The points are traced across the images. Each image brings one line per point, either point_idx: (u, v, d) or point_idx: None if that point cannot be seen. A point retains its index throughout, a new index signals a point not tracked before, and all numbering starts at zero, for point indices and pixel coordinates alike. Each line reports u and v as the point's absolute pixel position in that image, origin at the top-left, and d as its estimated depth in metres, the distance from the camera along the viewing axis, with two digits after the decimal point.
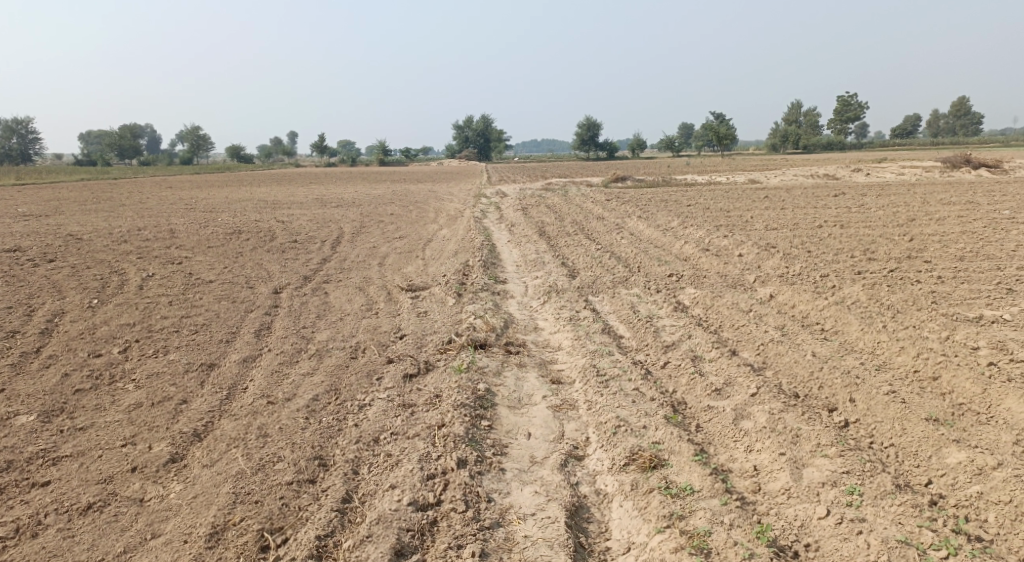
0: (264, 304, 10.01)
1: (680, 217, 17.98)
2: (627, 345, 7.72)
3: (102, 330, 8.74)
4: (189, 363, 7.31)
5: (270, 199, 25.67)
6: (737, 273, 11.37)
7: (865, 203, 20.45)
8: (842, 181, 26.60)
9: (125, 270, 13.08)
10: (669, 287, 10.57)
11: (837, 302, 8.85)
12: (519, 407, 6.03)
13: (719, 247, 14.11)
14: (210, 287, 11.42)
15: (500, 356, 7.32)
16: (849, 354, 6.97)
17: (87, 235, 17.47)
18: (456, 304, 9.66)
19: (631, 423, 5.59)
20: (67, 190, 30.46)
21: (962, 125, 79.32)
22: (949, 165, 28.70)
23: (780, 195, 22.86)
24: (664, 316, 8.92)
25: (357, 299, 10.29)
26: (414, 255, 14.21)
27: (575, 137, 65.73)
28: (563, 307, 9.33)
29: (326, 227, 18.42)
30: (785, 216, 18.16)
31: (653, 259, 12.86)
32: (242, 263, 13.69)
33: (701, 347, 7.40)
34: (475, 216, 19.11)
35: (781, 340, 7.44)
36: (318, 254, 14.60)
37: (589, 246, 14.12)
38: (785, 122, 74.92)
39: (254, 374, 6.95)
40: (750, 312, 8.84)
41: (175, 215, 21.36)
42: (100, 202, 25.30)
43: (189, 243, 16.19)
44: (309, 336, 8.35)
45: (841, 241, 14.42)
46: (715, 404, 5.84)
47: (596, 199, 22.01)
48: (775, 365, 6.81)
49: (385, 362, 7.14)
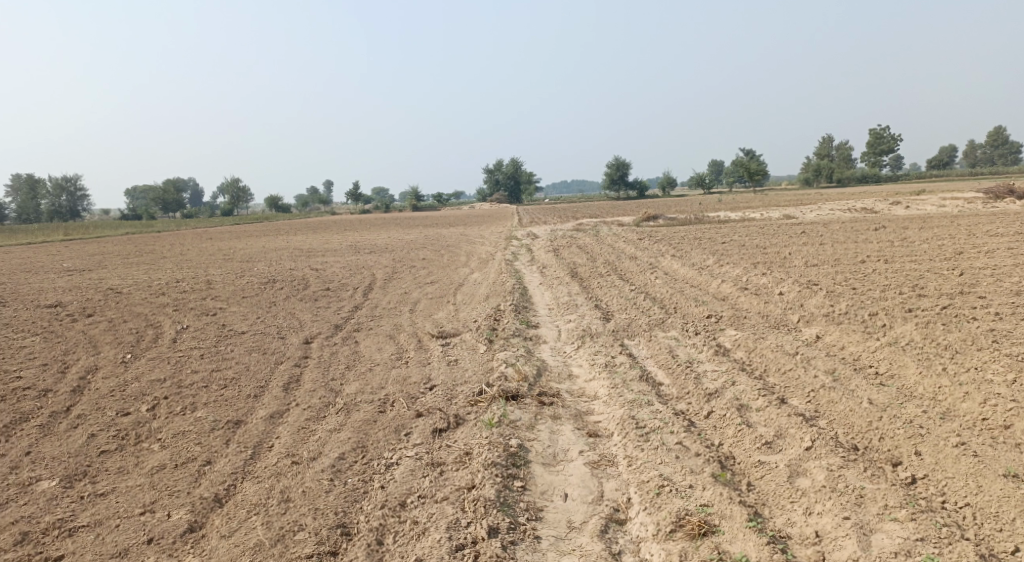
0: (294, 355, 9.81)
1: (717, 255, 17.57)
2: (667, 392, 7.33)
3: (131, 387, 8.57)
4: (215, 420, 7.08)
5: (304, 248, 25.82)
6: (779, 313, 10.94)
7: (907, 236, 19.85)
8: (881, 214, 25.99)
9: (159, 323, 13.04)
10: (708, 329, 10.17)
11: (890, 344, 8.39)
12: (554, 464, 5.67)
13: (758, 285, 13.67)
14: (241, 338, 11.27)
15: (533, 407, 6.97)
16: (908, 402, 6.51)
17: (125, 289, 17.59)
18: (488, 351, 9.37)
19: (676, 482, 5.20)
20: (110, 244, 31.07)
21: (1000, 154, 77.79)
22: (992, 196, 27.91)
23: (817, 230, 22.36)
24: (705, 360, 8.51)
25: (387, 348, 10.04)
26: (445, 300, 13.99)
27: (605, 177, 65.72)
28: (598, 352, 8.98)
29: (358, 274, 18.34)
30: (825, 252, 17.65)
31: (690, 299, 12.47)
32: (274, 313, 13.58)
33: (746, 394, 6.99)
34: (507, 259, 18.91)
35: (834, 386, 7.02)
36: (350, 302, 14.45)
37: (624, 287, 13.78)
38: (818, 156, 74.19)
39: (280, 430, 6.69)
40: (797, 354, 8.41)
41: (211, 266, 21.49)
42: (140, 255, 25.66)
43: (223, 294, 16.18)
44: (337, 388, 8.09)
45: (887, 277, 13.90)
46: (766, 460, 5.42)
47: (629, 239, 21.70)
48: (828, 415, 6.37)
49: (414, 416, 6.84)
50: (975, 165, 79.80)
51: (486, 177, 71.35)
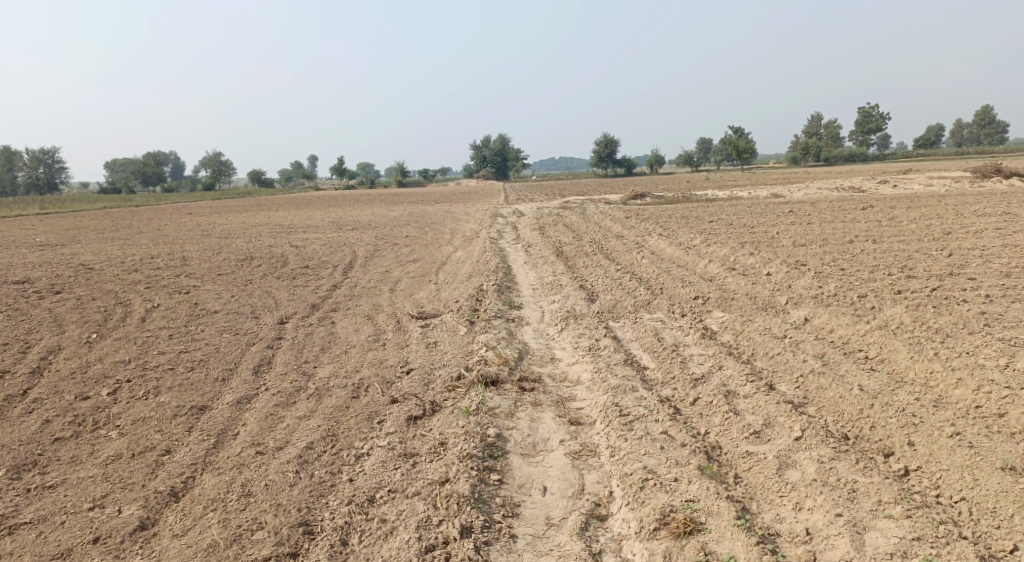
0: (267, 337, 9.48)
1: (703, 234, 17.34)
2: (652, 378, 7.08)
3: (95, 369, 8.24)
4: (178, 406, 6.78)
5: (286, 224, 25.36)
6: (767, 294, 10.72)
7: (895, 215, 19.68)
8: (868, 193, 25.83)
9: (130, 302, 12.63)
10: (695, 311, 9.92)
11: (880, 327, 8.19)
12: (533, 455, 5.42)
13: (746, 265, 13.46)
14: (214, 318, 10.91)
15: (513, 393, 6.71)
16: (901, 388, 6.31)
17: (98, 265, 17.14)
18: (468, 333, 9.09)
19: (660, 475, 4.96)
20: (88, 218, 30.47)
21: (985, 134, 77.93)
22: (979, 175, 27.81)
23: (805, 209, 22.15)
24: (691, 344, 8.27)
25: (364, 329, 9.74)
26: (427, 279, 13.68)
27: (592, 154, 65.25)
28: (582, 335, 8.72)
29: (339, 252, 17.96)
30: (813, 231, 17.44)
31: (677, 280, 12.22)
32: (251, 291, 13.23)
33: (733, 380, 6.76)
34: (491, 237, 18.59)
35: (823, 372, 6.81)
36: (329, 281, 14.09)
37: (609, 267, 13.51)
38: (805, 134, 73.96)
39: (247, 417, 6.41)
40: (785, 338, 8.18)
41: (189, 243, 21.01)
42: (117, 231, 25.10)
43: (199, 271, 15.78)
44: (310, 372, 7.79)
45: (875, 257, 13.71)
46: (754, 451, 5.20)
47: (615, 217, 21.42)
48: (818, 403, 6.15)
49: (388, 403, 6.56)
50: (961, 144, 79.92)
51: (473, 154, 70.66)
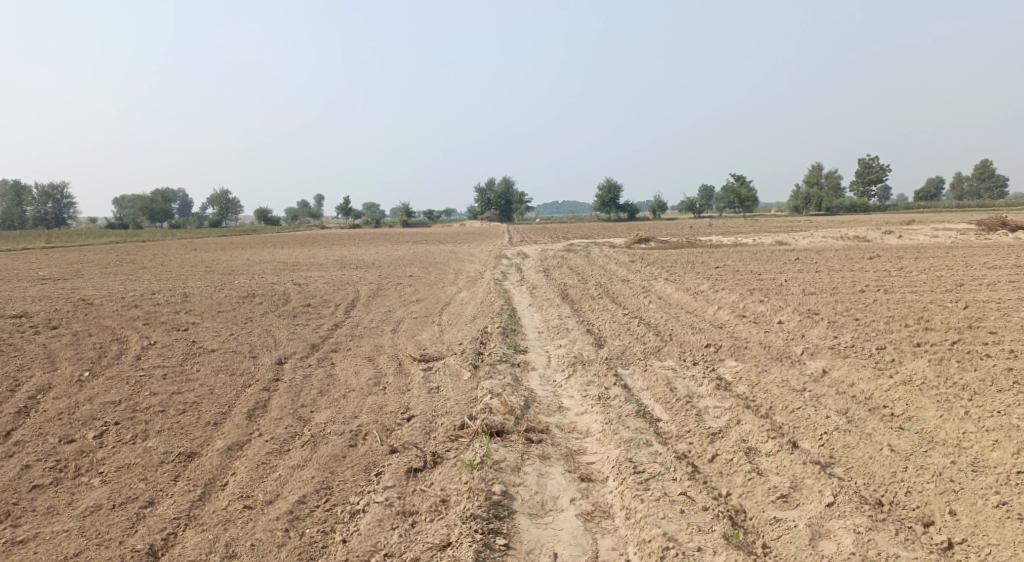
0: (264, 378, 9.11)
1: (711, 280, 17.04)
2: (666, 431, 6.69)
3: (82, 410, 7.86)
4: (165, 451, 6.40)
5: (289, 261, 25.15)
6: (782, 344, 10.35)
7: (904, 266, 19.40)
8: (875, 243, 25.60)
9: (125, 338, 12.28)
10: (707, 359, 9.56)
11: (904, 382, 7.82)
12: (542, 516, 5.03)
13: (757, 312, 13.12)
14: (210, 357, 10.55)
15: (520, 444, 6.32)
16: (934, 449, 5.92)
17: (96, 300, 16.82)
18: (472, 378, 8.71)
19: (681, 544, 4.60)
20: (92, 253, 30.27)
21: (987, 187, 78.20)
22: (985, 228, 27.60)
23: (812, 257, 21.90)
24: (706, 395, 7.89)
25: (365, 371, 9.36)
26: (430, 320, 13.33)
27: (596, 199, 65.41)
28: (591, 383, 8.34)
29: (341, 290, 17.67)
30: (821, 280, 17.13)
31: (686, 326, 11.88)
32: (249, 330, 12.89)
33: (754, 435, 6.36)
34: (495, 279, 18.30)
35: (849, 430, 6.44)
36: (330, 320, 13.74)
37: (616, 311, 13.18)
38: (807, 183, 74.20)
39: (237, 466, 6.03)
40: (805, 391, 7.79)
41: (190, 278, 20.70)
42: (118, 265, 24.86)
43: (198, 308, 15.46)
44: (305, 417, 7.41)
45: (888, 308, 13.38)
46: (783, 517, 4.85)
47: (621, 261, 21.14)
48: (845, 464, 5.77)
49: (387, 453, 6.17)
50: (962, 197, 80.18)
51: (477, 196, 70.84)
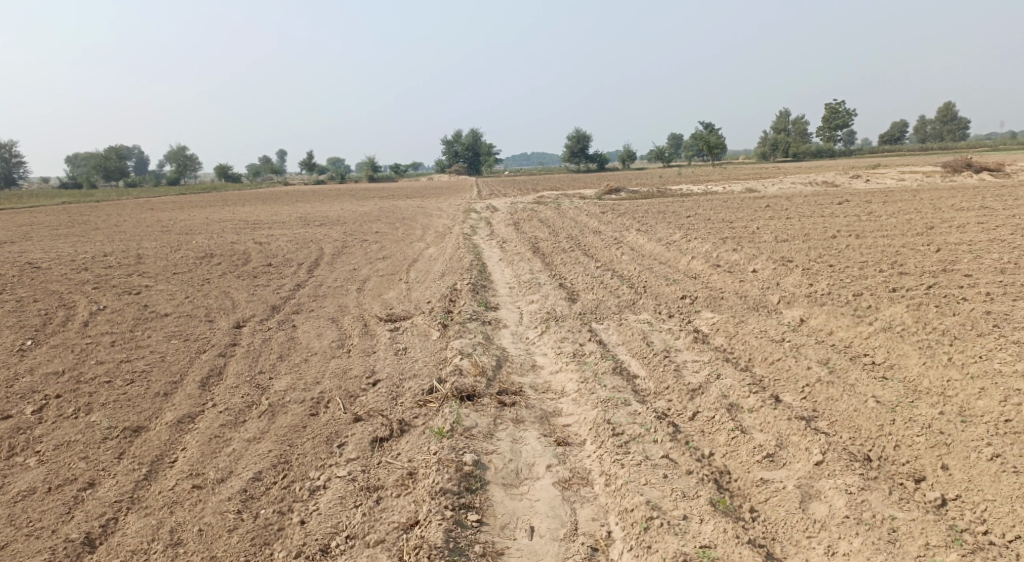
0: (220, 343, 8.66)
1: (682, 229, 16.76)
2: (644, 388, 6.42)
3: (22, 383, 7.37)
4: (110, 426, 5.97)
5: (251, 220, 24.38)
6: (758, 293, 10.13)
7: (873, 210, 19.29)
8: (843, 188, 25.53)
9: (75, 304, 11.68)
10: (683, 311, 9.29)
11: (884, 329, 7.63)
12: (517, 487, 4.74)
13: (730, 261, 12.89)
14: (164, 322, 10.03)
15: (492, 408, 6.00)
16: (920, 399, 5.72)
17: (46, 264, 16.09)
18: (441, 338, 8.34)
19: (665, 512, 4.34)
20: (44, 214, 29.07)
21: (949, 130, 78.86)
22: (950, 169, 27.65)
23: (781, 203, 21.73)
24: (683, 349, 7.62)
25: (328, 333, 8.95)
26: (397, 278, 12.89)
27: (564, 149, 64.63)
28: (564, 340, 8.03)
29: (305, 248, 17.08)
30: (793, 227, 16.93)
31: (660, 277, 11.59)
32: (207, 292, 12.35)
33: (735, 390, 6.10)
34: (463, 233, 17.83)
35: (833, 381, 6.21)
36: (292, 280, 13.22)
37: (588, 264, 12.85)
38: (774, 130, 74.07)
39: (188, 441, 5.64)
40: (784, 342, 7.56)
41: (146, 239, 19.93)
42: (71, 227, 23.88)
43: (154, 270, 14.83)
44: (264, 385, 7.01)
45: (861, 253, 13.23)
46: (770, 479, 4.63)
47: (591, 212, 20.77)
48: (830, 418, 5.56)
49: (351, 421, 5.81)
50: (925, 140, 80.76)
51: (444, 149, 69.66)
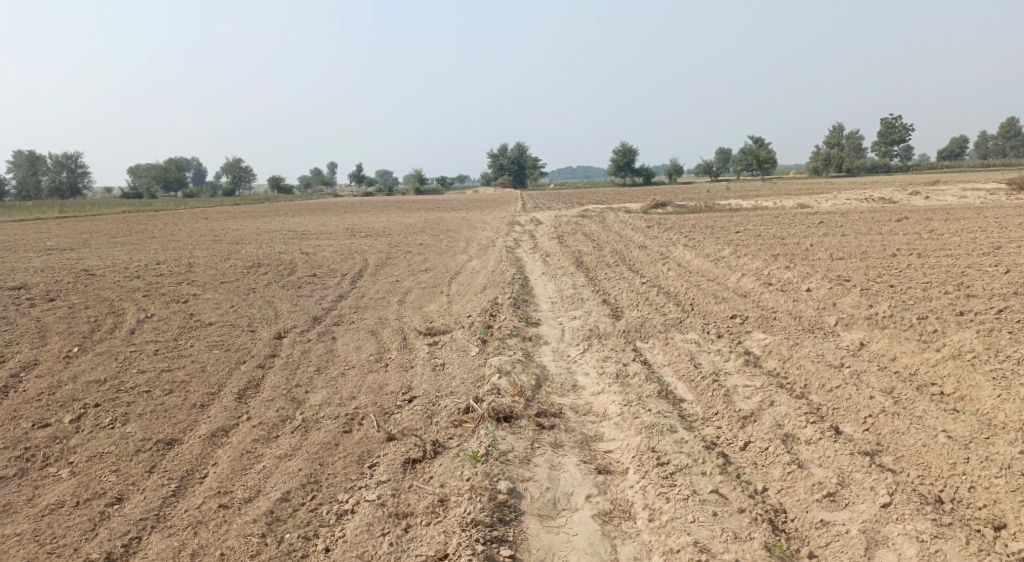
0: (260, 354, 8.56)
1: (732, 245, 16.27)
2: (691, 414, 6.07)
3: (63, 390, 7.36)
4: (143, 438, 5.87)
5: (299, 230, 24.59)
6: (813, 313, 9.67)
7: (934, 228, 18.50)
8: (901, 205, 24.62)
9: (122, 311, 11.77)
10: (733, 331, 8.89)
11: (952, 356, 7.15)
12: (554, 519, 4.47)
13: (783, 280, 12.40)
14: (207, 331, 10.00)
15: (530, 431, 5.73)
16: (996, 436, 5.27)
17: (100, 271, 16.37)
18: (480, 355, 8.11)
19: (715, 556, 4.05)
20: (103, 222, 29.81)
21: (1013, 146, 76.07)
22: (1016, 186, 26.48)
23: (836, 220, 21.02)
24: (733, 372, 7.25)
25: (367, 347, 8.79)
26: (438, 291, 12.73)
27: (612, 163, 64.14)
28: (608, 359, 7.72)
29: (349, 259, 17.07)
30: (849, 244, 16.30)
31: (708, 295, 11.19)
32: (251, 301, 12.34)
33: (790, 419, 5.72)
34: (507, 246, 17.62)
35: (898, 412, 5.80)
36: (335, 291, 13.16)
37: (634, 280, 12.49)
38: (828, 145, 72.40)
39: (219, 456, 5.50)
40: (843, 367, 7.13)
41: (197, 248, 20.20)
42: (126, 235, 24.40)
43: (202, 279, 14.94)
44: (299, 398, 6.86)
45: (923, 273, 12.62)
46: (830, 521, 4.28)
47: (637, 227, 20.37)
48: (895, 453, 5.17)
49: (384, 441, 5.60)
50: (987, 155, 78.06)
51: (491, 162, 69.80)
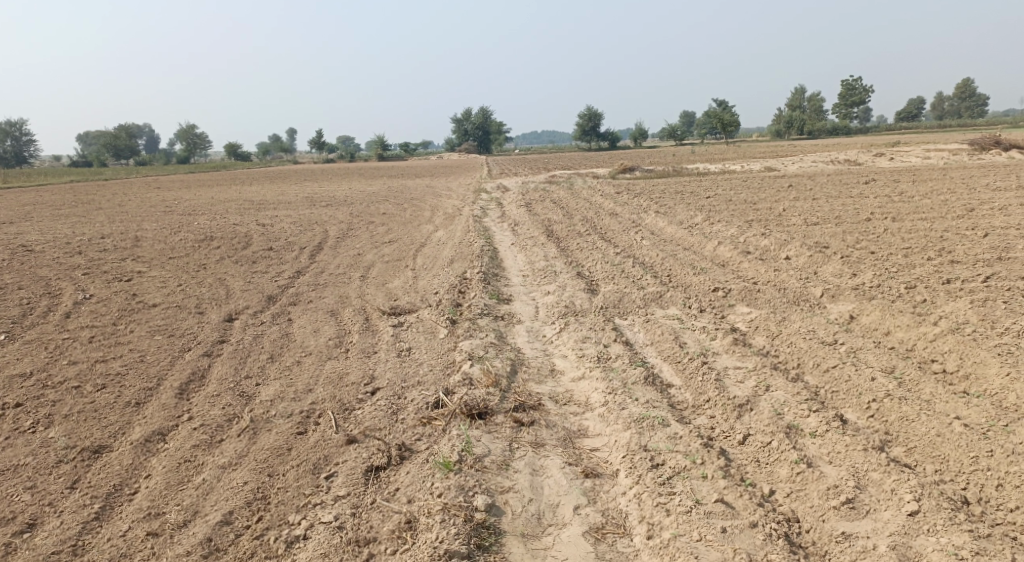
0: (207, 341, 7.82)
1: (704, 211, 15.81)
2: (680, 402, 5.56)
3: None
4: (67, 446, 5.17)
5: (257, 200, 23.54)
6: (797, 284, 9.20)
7: (905, 190, 18.23)
8: (866, 167, 24.38)
9: (60, 292, 10.89)
10: (715, 305, 8.40)
11: (950, 329, 6.72)
12: (538, 540, 4.09)
13: (760, 247, 11.94)
14: (151, 315, 9.20)
15: (507, 428, 5.17)
16: (1016, 422, 4.84)
17: (40, 247, 15.32)
18: (449, 337, 7.50)
19: None
20: (50, 193, 28.31)
21: (968, 107, 76.95)
22: (978, 147, 26.44)
23: (805, 183, 20.69)
24: (722, 352, 6.73)
25: (325, 330, 8.12)
26: (403, 265, 12.04)
27: (576, 127, 63.34)
28: (587, 339, 7.15)
29: (309, 231, 16.23)
30: (822, 209, 15.91)
31: (685, 266, 10.69)
32: (201, 279, 11.52)
33: (790, 408, 5.20)
34: (474, 215, 16.93)
35: (906, 397, 5.30)
36: (292, 266, 12.38)
37: (607, 250, 11.95)
38: (790, 107, 72.35)
39: (154, 466, 4.85)
40: (838, 345, 6.64)
41: (147, 221, 19.11)
42: (73, 207, 23.10)
43: (149, 255, 14.02)
44: (249, 393, 6.19)
45: (900, 239, 12.26)
46: (853, 533, 4.01)
47: (606, 193, 19.79)
48: (906, 443, 4.74)
49: (343, 444, 5.00)
50: (943, 117, 78.90)
51: (454, 128, 68.44)
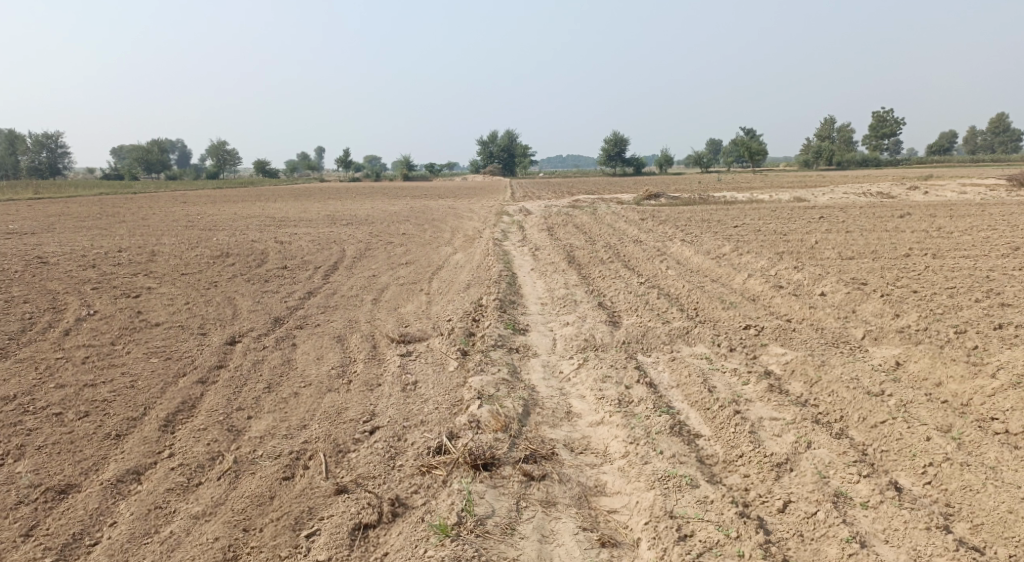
0: (204, 366, 7.36)
1: (732, 241, 15.22)
2: (711, 455, 4.95)
3: None
4: (31, 484, 4.70)
5: (279, 216, 23.31)
6: (834, 323, 8.56)
7: (942, 225, 17.50)
8: (900, 200, 23.66)
9: (65, 307, 10.55)
10: (747, 344, 7.78)
11: (1012, 382, 6.06)
12: None
13: (793, 281, 11.31)
14: (151, 334, 8.77)
15: (514, 482, 4.64)
16: None
17: (55, 258, 15.09)
18: (458, 371, 6.97)
19: None
20: (76, 204, 28.27)
21: (1000, 142, 75.64)
22: (1016, 183, 25.56)
23: (837, 215, 19.96)
24: (756, 398, 6.11)
25: (329, 357, 7.62)
26: (417, 288, 11.57)
27: (602, 152, 62.95)
28: (607, 380, 6.57)
29: (326, 250, 15.84)
30: (856, 242, 15.24)
31: (714, 299, 10.09)
32: (209, 298, 11.12)
33: (836, 470, 4.60)
34: (494, 238, 16.47)
35: (971, 459, 4.69)
36: (305, 287, 11.94)
37: (630, 279, 11.39)
38: (818, 138, 71.55)
39: (120, 515, 4.38)
40: (887, 396, 6.00)
41: (166, 235, 18.88)
42: (96, 219, 22.99)
43: (162, 270, 13.68)
44: (239, 428, 5.70)
45: (943, 277, 11.54)
46: None
47: (631, 219, 19.22)
48: (974, 519, 4.19)
49: (332, 494, 4.52)
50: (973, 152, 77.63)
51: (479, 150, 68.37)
